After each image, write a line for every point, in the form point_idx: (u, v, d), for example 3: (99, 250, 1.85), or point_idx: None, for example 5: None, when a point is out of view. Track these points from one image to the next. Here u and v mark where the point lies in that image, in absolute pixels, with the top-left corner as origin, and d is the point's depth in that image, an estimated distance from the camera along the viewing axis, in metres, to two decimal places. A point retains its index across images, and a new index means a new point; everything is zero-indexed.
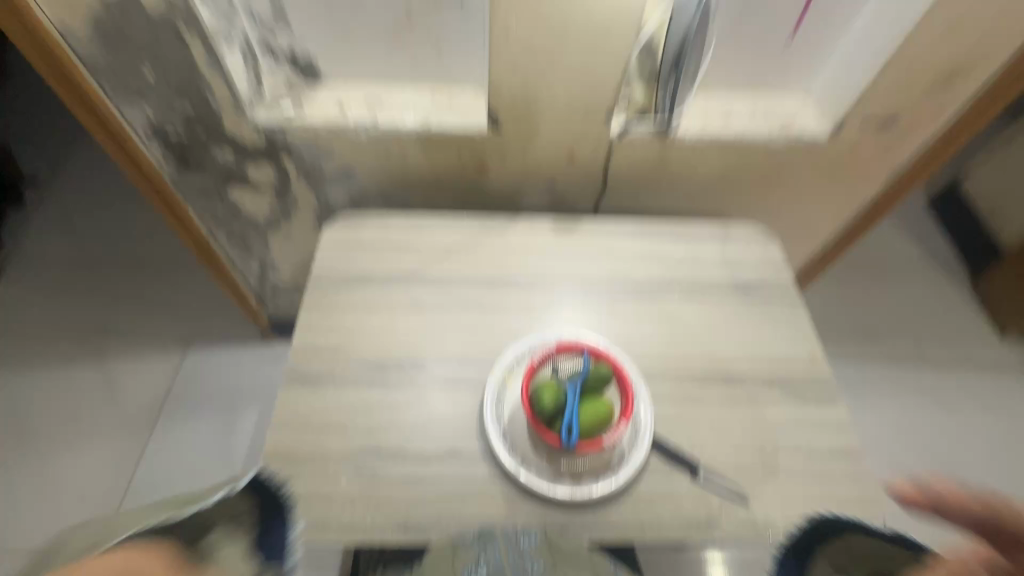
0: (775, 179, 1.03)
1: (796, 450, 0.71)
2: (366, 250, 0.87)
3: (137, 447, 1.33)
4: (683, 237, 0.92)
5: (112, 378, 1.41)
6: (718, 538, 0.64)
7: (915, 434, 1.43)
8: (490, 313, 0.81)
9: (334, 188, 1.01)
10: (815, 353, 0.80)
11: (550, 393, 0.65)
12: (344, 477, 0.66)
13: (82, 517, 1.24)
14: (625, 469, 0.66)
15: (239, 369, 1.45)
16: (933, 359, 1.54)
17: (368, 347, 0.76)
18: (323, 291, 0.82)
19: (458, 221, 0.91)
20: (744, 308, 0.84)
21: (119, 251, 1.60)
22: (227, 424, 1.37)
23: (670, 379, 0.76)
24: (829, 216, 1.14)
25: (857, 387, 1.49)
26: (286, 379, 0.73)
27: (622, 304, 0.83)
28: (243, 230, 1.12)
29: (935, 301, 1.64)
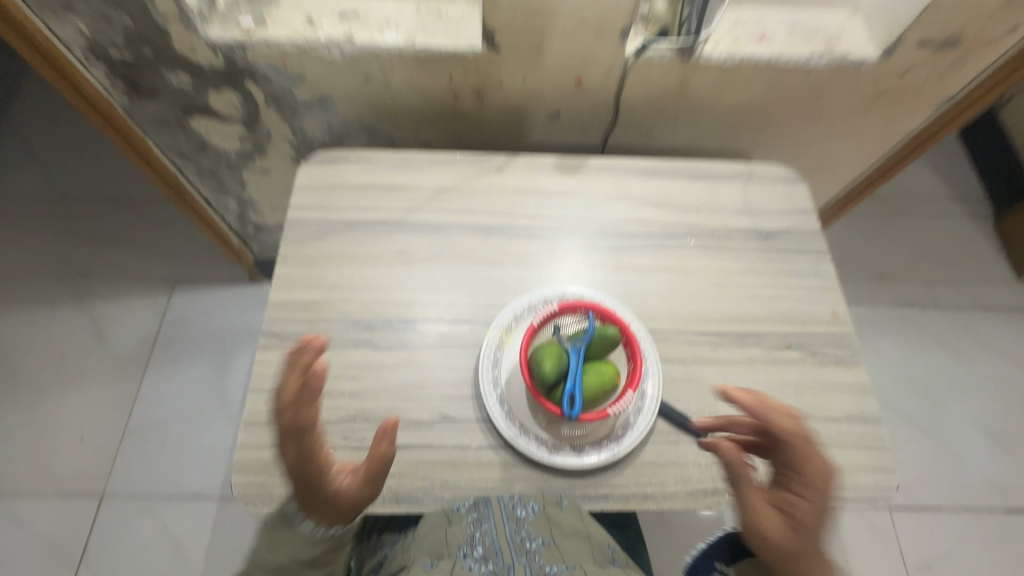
0: (808, 109, 0.91)
1: (810, 415, 0.67)
2: (347, 192, 0.78)
3: (132, 390, 1.30)
4: (701, 177, 0.82)
5: (97, 320, 1.36)
6: (724, 506, 0.61)
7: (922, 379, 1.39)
8: (486, 266, 0.73)
9: (310, 118, 0.90)
10: (837, 311, 0.73)
11: (551, 359, 0.58)
12: (331, 444, 0.62)
13: (82, 459, 1.22)
14: (629, 438, 0.62)
15: (227, 309, 1.40)
16: (950, 300, 1.48)
17: (352, 303, 0.70)
18: (302, 240, 0.74)
19: (450, 159, 0.81)
20: (765, 259, 0.76)
21: (92, 186, 1.50)
22: (219, 366, 1.34)
23: (681, 339, 0.70)
24: (861, 153, 1.04)
25: (870, 328, 1.44)
26: (265, 338, 0.67)
27: (632, 255, 0.75)
28: (214, 166, 1.01)
29: (956, 241, 1.56)
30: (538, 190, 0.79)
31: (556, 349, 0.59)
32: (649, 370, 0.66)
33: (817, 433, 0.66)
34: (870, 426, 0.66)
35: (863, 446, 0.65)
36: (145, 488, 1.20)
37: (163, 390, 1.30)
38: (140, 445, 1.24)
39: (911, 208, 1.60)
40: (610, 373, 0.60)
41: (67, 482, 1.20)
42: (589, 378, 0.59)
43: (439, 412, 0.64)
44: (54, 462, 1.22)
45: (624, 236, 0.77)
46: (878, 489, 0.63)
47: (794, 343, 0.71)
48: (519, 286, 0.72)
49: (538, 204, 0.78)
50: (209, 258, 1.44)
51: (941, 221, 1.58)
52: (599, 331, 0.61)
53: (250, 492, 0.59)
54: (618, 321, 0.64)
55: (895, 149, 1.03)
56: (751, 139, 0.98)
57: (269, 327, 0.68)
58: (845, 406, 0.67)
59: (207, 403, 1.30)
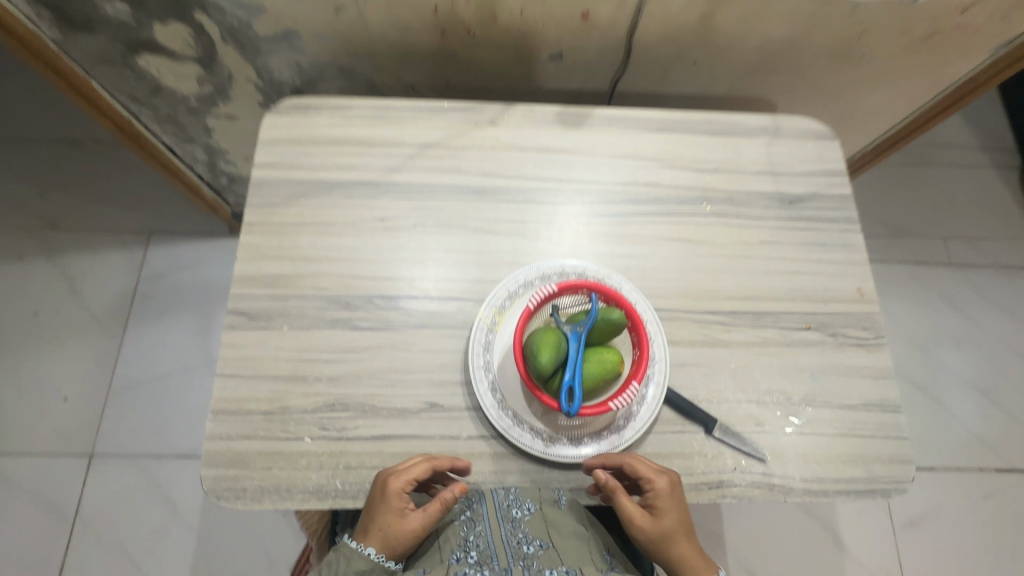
0: (844, 51, 0.80)
1: (826, 402, 0.62)
2: (319, 148, 0.68)
3: (113, 347, 1.23)
4: (721, 132, 0.73)
5: (69, 275, 1.27)
6: (729, 499, 0.58)
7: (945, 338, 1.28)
8: (477, 235, 0.66)
9: (275, 56, 0.78)
10: (863, 287, 0.67)
11: (549, 351, 0.52)
12: (309, 435, 0.57)
13: (68, 418, 1.17)
14: (631, 429, 0.58)
15: (207, 265, 1.30)
16: (994, 250, 1.35)
17: (328, 277, 0.63)
18: (269, 205, 0.66)
19: (436, 109, 0.71)
20: (787, 228, 0.69)
21: (49, 128, 1.36)
22: (202, 325, 1.26)
23: (691, 319, 0.64)
24: (895, 102, 0.93)
25: (905, 285, 1.32)
26: (233, 318, 0.61)
27: (640, 223, 0.68)
28: (172, 111, 0.90)
29: (1001, 187, 1.41)
30: (537, 147, 0.70)
31: (555, 338, 0.52)
32: (655, 355, 0.61)
33: (832, 421, 0.61)
34: (888, 415, 0.62)
35: (879, 436, 0.61)
36: (134, 447, 1.16)
37: (145, 348, 1.23)
38: (129, 405, 1.19)
39: (951, 150, 1.45)
40: (613, 364, 0.53)
41: (51, 440, 1.15)
42: (590, 370, 0.53)
43: (425, 400, 0.59)
44: (37, 421, 1.17)
45: (632, 200, 0.69)
46: (893, 481, 0.60)
47: (813, 324, 0.65)
48: (513, 259, 0.65)
49: (537, 162, 0.69)
50: (182, 209, 1.33)
51: (986, 167, 1.43)
52: (603, 317, 0.54)
53: (223, 488, 0.55)
54: (625, 304, 0.57)
55: (937, 98, 0.93)
56: (778, 85, 0.87)
57: (237, 305, 0.61)
58: (863, 393, 0.63)
59: (193, 361, 1.23)
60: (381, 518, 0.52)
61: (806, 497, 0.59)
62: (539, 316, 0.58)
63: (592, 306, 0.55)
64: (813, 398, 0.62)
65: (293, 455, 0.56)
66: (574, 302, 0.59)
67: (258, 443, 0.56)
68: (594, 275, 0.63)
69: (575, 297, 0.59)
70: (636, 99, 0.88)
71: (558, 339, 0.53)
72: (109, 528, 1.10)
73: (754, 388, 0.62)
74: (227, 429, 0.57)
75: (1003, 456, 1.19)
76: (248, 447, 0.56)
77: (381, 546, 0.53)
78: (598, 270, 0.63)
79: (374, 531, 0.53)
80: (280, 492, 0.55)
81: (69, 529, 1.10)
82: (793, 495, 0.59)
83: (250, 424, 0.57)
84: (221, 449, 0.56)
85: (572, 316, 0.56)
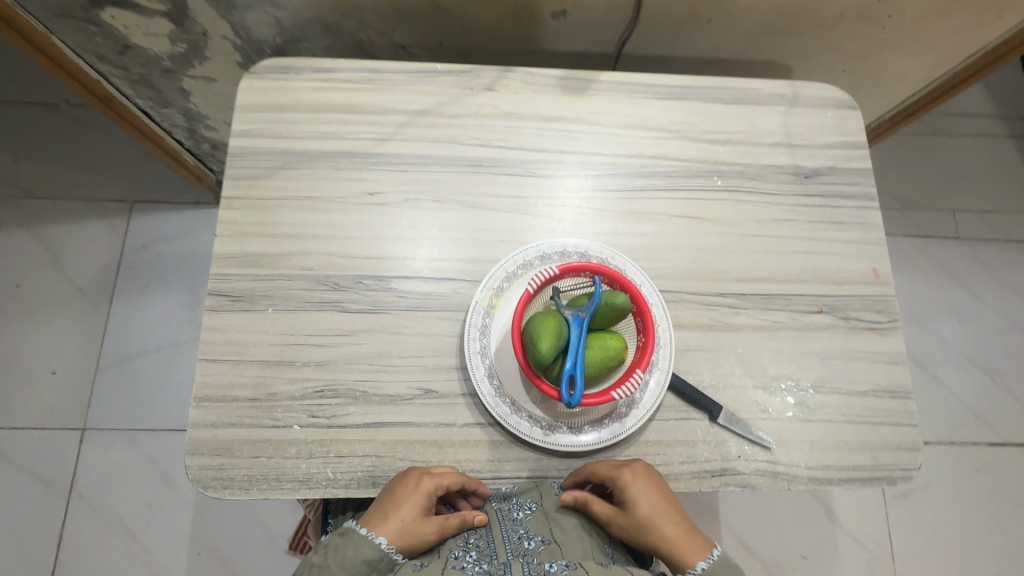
0: (869, 9, 0.74)
1: (835, 388, 0.60)
2: (302, 115, 0.63)
3: (99, 320, 1.19)
4: (735, 99, 0.68)
5: (48, 246, 1.22)
6: (732, 488, 0.56)
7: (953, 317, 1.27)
8: (474, 211, 0.62)
9: (253, 12, 0.72)
10: (878, 268, 0.64)
11: (550, 337, 0.48)
12: (297, 423, 0.55)
13: (58, 392, 1.15)
14: (633, 417, 0.56)
15: (194, 236, 1.25)
16: (1004, 224, 1.32)
17: (313, 256, 0.59)
18: (250, 177, 0.61)
19: (429, 73, 0.65)
20: (802, 203, 0.65)
21: (18, 89, 1.28)
22: (190, 298, 1.22)
23: (698, 301, 0.61)
24: (917, 67, 0.88)
25: (912, 258, 1.29)
26: (214, 299, 0.57)
27: (647, 198, 0.64)
28: (144, 72, 0.83)
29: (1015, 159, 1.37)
30: (538, 115, 0.65)
31: (556, 324, 0.49)
32: (660, 340, 0.58)
33: (841, 408, 0.59)
34: (898, 401, 0.60)
35: (888, 423, 0.59)
36: (127, 421, 1.14)
37: (133, 322, 1.20)
38: (120, 379, 1.16)
39: (967, 119, 1.39)
40: (616, 351, 0.50)
41: (41, 414, 1.13)
42: (592, 358, 0.50)
43: (419, 386, 0.56)
44: (27, 396, 1.14)
45: (639, 174, 0.64)
46: (900, 468, 0.58)
47: (825, 307, 0.62)
48: (511, 237, 0.61)
49: (537, 132, 0.65)
50: (165, 177, 1.27)
51: (1001, 137, 1.38)
52: (606, 301, 0.51)
53: (208, 477, 0.53)
54: (630, 288, 0.53)
55: (965, 62, 0.87)
56: (796, 48, 0.81)
57: (218, 286, 0.58)
58: (874, 378, 0.60)
59: (183, 335, 1.20)
60: (409, 518, 0.50)
61: (811, 485, 0.57)
62: (539, 299, 0.55)
63: (596, 289, 0.52)
64: (822, 384, 0.60)
65: (281, 444, 0.54)
66: (576, 285, 0.55)
67: (244, 431, 0.54)
68: (598, 255, 0.60)
69: (577, 279, 0.55)
70: (643, 63, 0.83)
71: (560, 325, 0.50)
72: (105, 502, 1.10)
73: (762, 373, 0.59)
74: (212, 416, 0.54)
75: (998, 432, 1.19)
76: (234, 435, 0.54)
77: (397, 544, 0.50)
78: (602, 250, 0.60)
79: (396, 528, 0.50)
80: (269, 481, 0.53)
81: (65, 502, 1.09)
82: (798, 483, 0.57)
83: (236, 411, 0.54)
84: (205, 437, 0.54)
85: (573, 300, 0.53)
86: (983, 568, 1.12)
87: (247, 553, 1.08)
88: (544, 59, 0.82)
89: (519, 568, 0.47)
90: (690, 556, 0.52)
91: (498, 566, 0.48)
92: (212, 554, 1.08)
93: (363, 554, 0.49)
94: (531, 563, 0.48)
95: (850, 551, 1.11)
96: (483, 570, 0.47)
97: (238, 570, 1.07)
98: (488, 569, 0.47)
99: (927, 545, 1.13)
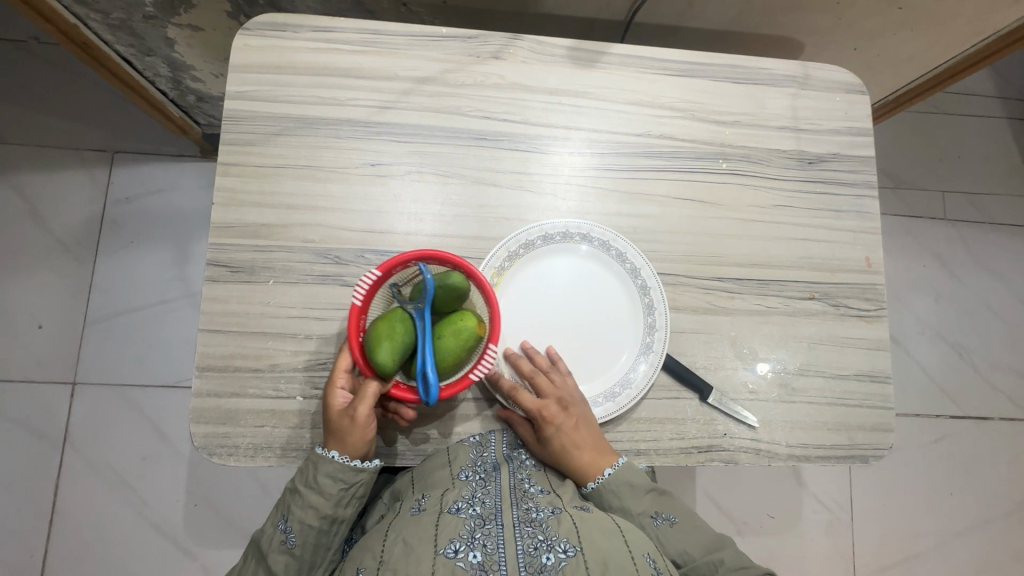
0: None
1: (819, 372, 0.62)
2: (300, 77, 0.60)
3: (84, 275, 1.17)
4: (747, 76, 0.66)
5: (27, 194, 1.18)
6: (716, 463, 0.59)
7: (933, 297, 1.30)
8: (477, 187, 0.61)
9: None
10: (871, 258, 0.65)
11: (388, 342, 0.47)
12: (300, 395, 0.55)
13: (45, 346, 1.14)
14: (627, 391, 0.58)
15: (179, 191, 1.21)
16: (990, 207, 1.34)
17: (314, 229, 0.58)
18: (247, 143, 0.59)
19: (435, 37, 0.63)
20: (805, 190, 0.65)
21: None
22: (177, 255, 1.19)
23: (695, 285, 0.62)
24: (925, 50, 0.87)
25: (898, 237, 1.31)
26: (213, 269, 0.57)
27: (650, 179, 0.63)
28: (125, 17, 0.78)
29: (1009, 140, 1.38)
30: (546, 88, 0.63)
31: (396, 328, 0.48)
32: (656, 324, 0.59)
33: (823, 390, 0.62)
34: (877, 385, 0.63)
35: (865, 406, 0.62)
36: (118, 376, 1.14)
37: (118, 276, 1.17)
38: (109, 336, 1.15)
39: (968, 97, 1.38)
40: (472, 333, 0.50)
41: (30, 367, 1.13)
42: (445, 348, 0.49)
43: None
44: (13, 349, 1.13)
45: (645, 153, 0.64)
46: (872, 448, 0.62)
47: (817, 294, 0.64)
48: (515, 215, 0.61)
49: (544, 106, 0.63)
50: (145, 126, 1.21)
51: (999, 119, 1.38)
52: (441, 286, 0.49)
53: (214, 444, 0.54)
54: (464, 265, 0.51)
55: (978, 46, 0.86)
56: (807, 22, 0.80)
57: (217, 256, 0.57)
58: (856, 364, 0.63)
59: (171, 293, 1.18)
60: (326, 420, 0.52)
61: (789, 462, 0.61)
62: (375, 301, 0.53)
63: (426, 277, 0.49)
64: (808, 367, 0.62)
65: (282, 414, 0.55)
66: (407, 275, 0.53)
67: (247, 401, 0.55)
68: (599, 237, 0.60)
69: (407, 269, 0.52)
70: (654, 31, 0.81)
71: (404, 324, 0.49)
72: (101, 455, 1.11)
73: (751, 355, 0.62)
74: (215, 385, 0.55)
75: (960, 406, 1.26)
76: (237, 404, 0.55)
77: (330, 443, 0.51)
78: (605, 232, 0.60)
79: (327, 431, 0.52)
80: (274, 449, 0.54)
81: (59, 454, 1.11)
82: (777, 460, 0.60)
83: (238, 382, 0.55)
84: (210, 406, 0.54)
85: (413, 292, 0.51)
86: (929, 527, 1.21)
87: (241, 503, 1.12)
88: (551, 19, 0.80)
89: (510, 515, 0.49)
90: (593, 471, 0.55)
91: (492, 510, 0.49)
92: (209, 505, 1.11)
93: (321, 469, 0.51)
94: (522, 509, 0.50)
95: (814, 511, 1.19)
96: (476, 514, 0.49)
97: (234, 519, 1.11)
98: (481, 514, 0.49)
99: (883, 507, 1.21)
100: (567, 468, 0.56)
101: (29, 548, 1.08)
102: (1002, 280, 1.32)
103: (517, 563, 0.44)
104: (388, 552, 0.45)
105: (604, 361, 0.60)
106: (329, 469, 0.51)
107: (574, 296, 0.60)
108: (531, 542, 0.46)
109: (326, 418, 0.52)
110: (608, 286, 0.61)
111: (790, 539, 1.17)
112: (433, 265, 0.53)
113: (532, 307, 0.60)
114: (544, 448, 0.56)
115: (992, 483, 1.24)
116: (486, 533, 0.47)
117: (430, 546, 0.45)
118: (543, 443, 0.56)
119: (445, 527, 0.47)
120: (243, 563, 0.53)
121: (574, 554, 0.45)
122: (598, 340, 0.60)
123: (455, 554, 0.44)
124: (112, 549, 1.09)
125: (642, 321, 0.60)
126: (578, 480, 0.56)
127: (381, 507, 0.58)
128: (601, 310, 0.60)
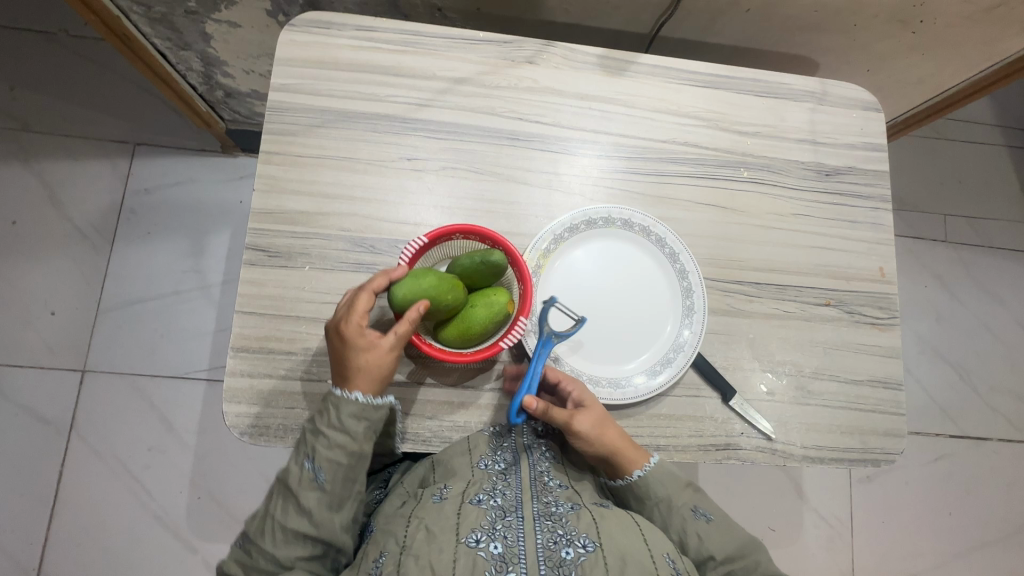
0: (899, 9, 0.76)
1: (834, 376, 0.64)
2: (340, 73, 0.63)
3: (99, 263, 1.18)
4: (769, 90, 0.69)
5: (49, 181, 1.19)
6: (734, 461, 0.61)
7: (934, 317, 1.32)
8: (509, 184, 0.63)
9: None
10: (884, 268, 0.68)
11: (410, 280, 0.49)
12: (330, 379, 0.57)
13: (57, 332, 1.14)
14: (668, 371, 0.60)
15: (199, 183, 1.22)
16: (990, 231, 1.37)
17: (351, 218, 0.60)
18: (288, 133, 0.61)
19: (471, 41, 0.65)
20: (822, 201, 0.68)
21: (14, 14, 1.22)
22: (193, 247, 1.20)
23: (716, 287, 0.64)
24: (931, 74, 0.91)
25: (902, 257, 1.34)
26: (251, 254, 0.58)
27: (674, 183, 0.66)
28: (167, 11, 0.81)
29: (1008, 167, 1.42)
30: (576, 93, 0.66)
31: (428, 275, 0.50)
32: (694, 306, 0.61)
33: (837, 394, 0.64)
34: (889, 390, 0.65)
35: (878, 410, 0.64)
36: (129, 365, 1.15)
37: (134, 266, 1.18)
38: (121, 324, 1.16)
39: (969, 124, 1.42)
40: (503, 308, 0.52)
41: (39, 352, 1.13)
42: (475, 316, 0.51)
43: None
44: (25, 333, 1.14)
45: (671, 159, 0.66)
46: (884, 453, 0.63)
47: (833, 301, 0.66)
48: (544, 213, 0.63)
49: (574, 111, 0.65)
50: (170, 119, 1.24)
51: (1000, 146, 1.43)
52: (483, 259, 0.52)
53: (245, 425, 0.55)
54: (503, 243, 0.54)
55: (985, 72, 0.90)
56: (825, 42, 0.83)
57: (257, 241, 0.59)
58: (869, 369, 0.65)
59: (185, 284, 1.19)
60: (346, 359, 0.51)
61: (804, 463, 0.62)
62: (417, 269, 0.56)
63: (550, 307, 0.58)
64: (823, 371, 0.64)
65: (311, 397, 0.56)
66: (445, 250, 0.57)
67: (280, 382, 0.56)
68: (641, 223, 0.63)
69: (449, 243, 0.57)
70: (676, 44, 0.85)
71: (443, 276, 0.50)
72: (106, 442, 1.11)
73: (769, 359, 0.63)
74: (248, 365, 0.56)
75: (960, 425, 1.28)
76: (269, 385, 0.56)
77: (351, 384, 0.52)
78: (644, 221, 0.62)
79: (342, 371, 0.52)
80: None
81: (65, 441, 1.11)
82: (792, 460, 0.62)
83: (272, 363, 0.56)
84: (243, 386, 0.56)
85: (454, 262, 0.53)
86: (927, 546, 1.22)
87: (245, 497, 1.12)
88: (577, 27, 0.83)
89: (531, 508, 0.50)
90: (631, 447, 0.56)
91: (512, 502, 0.50)
92: (213, 499, 1.11)
93: (347, 409, 0.51)
94: (542, 502, 0.51)
95: (814, 524, 1.20)
96: (497, 505, 0.50)
97: (237, 514, 1.11)
98: (502, 505, 0.50)
99: (882, 522, 1.22)
100: (620, 446, 0.55)
101: (29, 535, 1.07)
102: (1001, 303, 1.35)
103: (536, 558, 0.46)
104: (411, 537, 0.47)
105: (647, 341, 0.61)
106: (353, 407, 0.51)
107: (609, 286, 0.62)
108: (551, 536, 0.47)
109: (343, 355, 0.52)
110: (649, 270, 0.63)
111: (791, 553, 1.18)
112: (471, 240, 0.56)
113: (572, 295, 0.62)
114: (596, 429, 0.55)
115: (990, 505, 1.25)
116: (507, 525, 0.48)
117: (452, 535, 0.46)
118: (594, 422, 0.55)
119: (466, 517, 0.48)
120: (270, 500, 0.53)
121: (593, 550, 0.46)
122: (640, 322, 0.62)
123: (477, 544, 0.46)
124: (112, 538, 1.08)
125: (681, 303, 0.62)
126: (630, 460, 0.55)
127: (401, 493, 0.56)
128: (642, 292, 0.63)
